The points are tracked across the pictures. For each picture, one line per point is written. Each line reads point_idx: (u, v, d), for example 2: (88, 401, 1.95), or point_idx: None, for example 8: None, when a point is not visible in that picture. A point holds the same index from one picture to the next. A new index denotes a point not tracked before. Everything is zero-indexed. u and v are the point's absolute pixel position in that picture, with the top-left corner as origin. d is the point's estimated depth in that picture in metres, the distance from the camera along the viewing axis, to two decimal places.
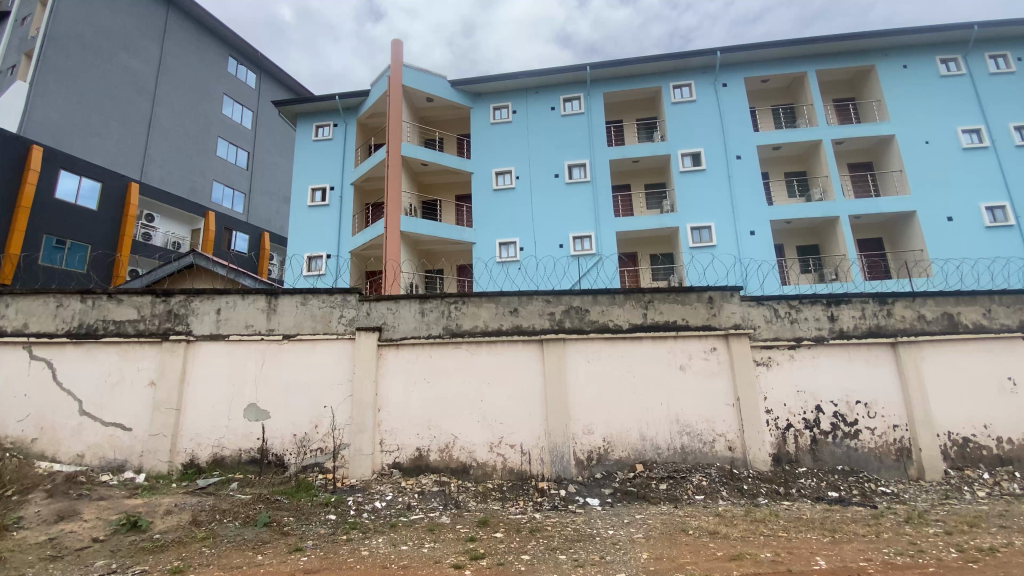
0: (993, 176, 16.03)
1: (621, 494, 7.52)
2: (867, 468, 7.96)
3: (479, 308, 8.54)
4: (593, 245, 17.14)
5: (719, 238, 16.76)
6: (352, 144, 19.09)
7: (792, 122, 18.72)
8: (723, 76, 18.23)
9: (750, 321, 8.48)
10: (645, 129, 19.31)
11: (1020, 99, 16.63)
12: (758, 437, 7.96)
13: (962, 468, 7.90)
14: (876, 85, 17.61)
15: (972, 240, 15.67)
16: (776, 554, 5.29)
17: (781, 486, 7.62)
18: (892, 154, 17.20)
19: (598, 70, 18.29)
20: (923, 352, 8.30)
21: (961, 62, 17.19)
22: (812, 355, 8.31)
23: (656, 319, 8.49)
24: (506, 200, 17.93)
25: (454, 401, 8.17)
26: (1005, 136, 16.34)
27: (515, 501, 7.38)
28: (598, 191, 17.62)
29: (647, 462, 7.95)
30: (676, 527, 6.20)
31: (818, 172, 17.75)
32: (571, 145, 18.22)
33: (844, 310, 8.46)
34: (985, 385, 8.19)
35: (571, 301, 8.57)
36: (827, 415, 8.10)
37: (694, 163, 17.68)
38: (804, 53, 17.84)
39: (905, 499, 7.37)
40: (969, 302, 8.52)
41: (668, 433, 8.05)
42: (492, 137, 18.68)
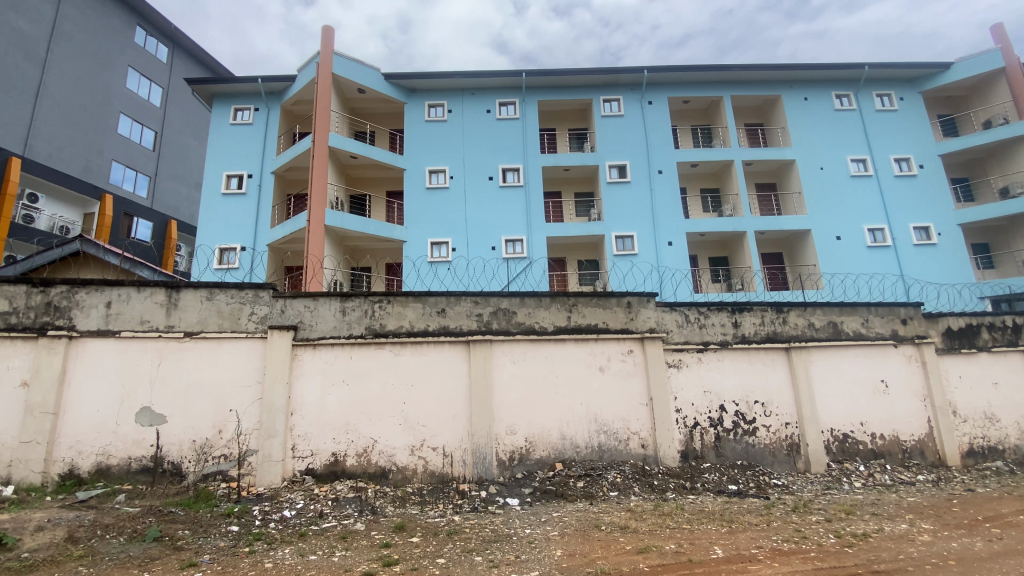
0: (875, 202, 18.12)
1: (541, 493, 7.65)
2: (762, 463, 8.67)
3: (404, 307, 8.36)
4: (524, 248, 17.38)
5: (641, 247, 17.62)
6: (275, 131, 18.03)
7: (709, 141, 20.10)
8: (650, 94, 19.23)
9: (664, 325, 8.97)
10: (576, 138, 19.92)
11: (899, 135, 18.94)
12: (668, 434, 8.42)
13: (842, 461, 8.84)
14: (781, 113, 19.35)
15: (857, 258, 17.60)
16: (679, 545, 5.61)
17: (687, 481, 8.11)
18: (792, 177, 18.95)
19: (533, 77, 18.61)
20: (811, 356, 9.20)
21: (853, 98, 19.32)
22: (717, 357, 8.94)
23: (579, 321, 8.75)
24: (439, 199, 17.71)
25: (374, 404, 7.91)
26: (887, 166, 18.53)
27: (434, 505, 7.26)
28: (531, 195, 17.92)
29: (566, 460, 8.15)
30: (590, 523, 6.39)
31: (730, 190, 19.20)
32: (505, 148, 18.37)
33: (746, 317, 9.20)
34: (863, 387, 9.21)
35: (499, 302, 8.60)
36: (729, 414, 8.74)
37: (620, 175, 18.47)
38: (722, 79, 19.24)
39: (793, 490, 8.11)
40: (850, 313, 9.55)
41: (587, 432, 8.31)
42: (426, 134, 18.39)
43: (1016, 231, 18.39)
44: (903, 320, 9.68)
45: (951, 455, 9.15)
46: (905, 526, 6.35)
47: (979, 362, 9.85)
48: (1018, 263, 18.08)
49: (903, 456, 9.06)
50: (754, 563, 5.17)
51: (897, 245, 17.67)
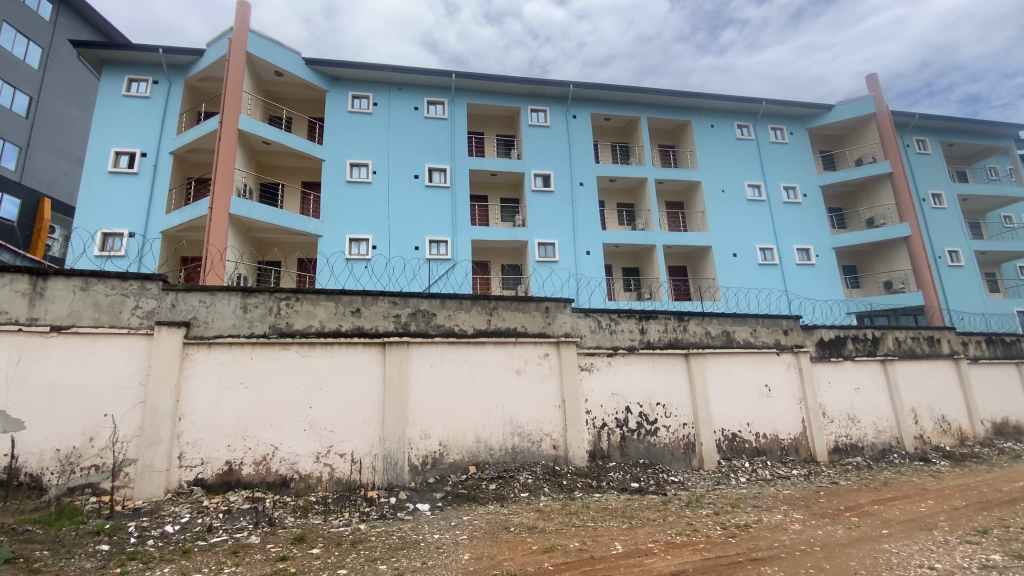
0: (767, 224, 20.14)
1: (452, 497, 7.57)
2: (662, 461, 9.25)
3: (315, 306, 7.95)
4: (448, 250, 17.25)
5: (561, 255, 18.16)
6: (176, 107, 16.43)
7: (626, 158, 21.23)
8: (575, 108, 19.94)
9: (578, 330, 9.30)
10: (503, 144, 20.16)
11: (788, 165, 21.20)
12: (578, 435, 8.74)
13: (730, 458, 9.68)
14: (690, 138, 20.92)
15: (751, 273, 19.43)
16: (583, 543, 5.83)
17: (594, 480, 8.45)
18: (697, 197, 20.53)
19: (463, 79, 18.57)
20: (707, 362, 10.00)
21: (751, 129, 21.37)
22: (625, 362, 9.44)
23: (499, 325, 8.83)
24: (360, 195, 17.07)
25: (276, 408, 7.43)
26: (777, 193, 20.67)
27: (339, 513, 6.92)
28: (456, 197, 17.85)
29: (480, 463, 8.17)
30: (499, 525, 6.45)
31: (643, 205, 20.39)
32: (432, 148, 18.14)
33: (651, 325, 9.81)
34: (751, 391, 10.17)
35: (418, 304, 8.45)
36: (634, 416, 9.25)
37: (545, 184, 18.94)
38: (641, 100, 20.43)
39: (688, 486, 8.73)
40: (741, 323, 10.52)
41: (501, 434, 8.39)
42: (349, 126, 17.67)
43: (878, 256, 21.31)
44: (785, 330, 10.81)
45: (820, 451, 10.35)
46: (780, 517, 7.09)
47: (845, 369, 11.25)
48: (878, 284, 20.92)
49: (781, 453, 10.09)
50: (650, 557, 5.49)
51: (783, 264, 19.75)
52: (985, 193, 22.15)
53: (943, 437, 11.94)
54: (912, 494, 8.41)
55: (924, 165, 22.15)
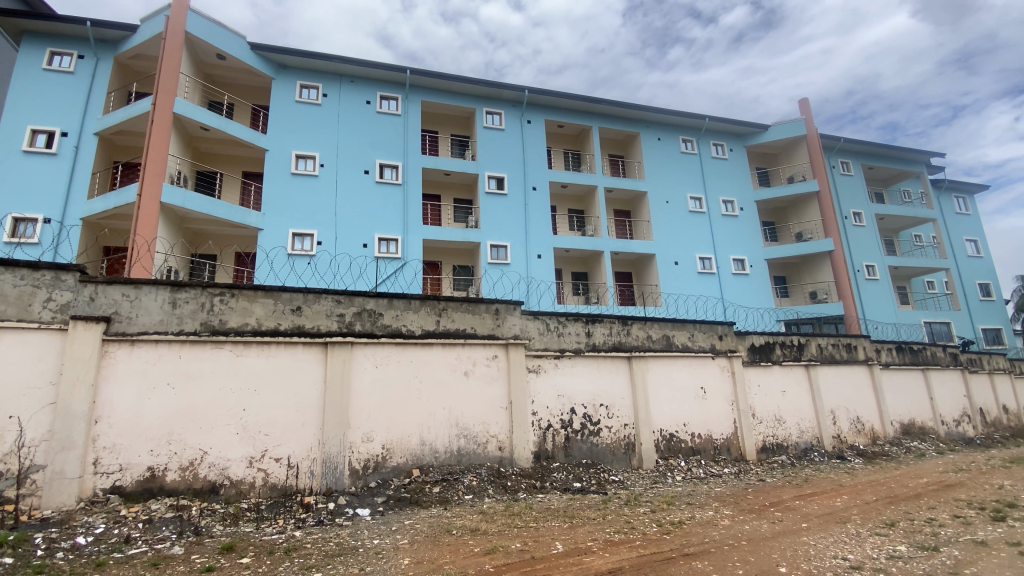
0: (707, 235, 21.19)
1: (394, 501, 7.42)
2: (603, 461, 9.50)
3: (252, 303, 7.60)
4: (397, 248, 16.94)
5: (513, 257, 18.29)
6: (103, 85, 15.19)
7: (578, 165, 21.69)
8: (529, 113, 20.16)
9: (527, 332, 9.40)
10: (457, 144, 20.05)
11: (728, 180, 22.41)
12: (523, 436, 8.83)
13: (667, 457, 10.08)
14: (638, 149, 21.68)
15: (692, 281, 20.35)
16: (524, 543, 5.89)
17: (538, 481, 8.55)
18: (643, 206, 21.28)
19: (418, 76, 18.32)
20: (648, 365, 10.38)
21: (695, 144, 22.44)
22: (571, 363, 9.65)
23: (448, 326, 8.77)
24: (306, 188, 16.45)
25: (206, 411, 7.02)
26: (717, 206, 21.81)
27: (273, 521, 6.62)
28: (408, 195, 17.58)
29: (424, 466, 8.06)
30: (440, 529, 6.39)
31: (593, 212, 20.90)
32: (384, 144, 17.78)
33: (597, 328, 10.09)
34: (689, 393, 10.66)
35: (364, 303, 8.25)
36: (578, 416, 9.47)
37: (498, 186, 19.01)
38: (593, 110, 20.95)
39: (627, 485, 9.01)
40: (680, 328, 11.01)
41: (446, 437, 8.33)
42: (296, 116, 17.00)
43: (804, 269, 22.89)
44: (720, 336, 11.41)
45: (749, 451, 10.98)
46: (712, 513, 7.47)
47: (773, 373, 12.01)
48: (805, 294, 22.48)
49: (714, 452, 10.62)
50: (589, 555, 5.63)
51: (721, 273, 20.85)
52: (898, 213, 24.28)
53: (858, 437, 12.98)
54: (830, 489, 9.10)
55: (847, 185, 24.04)
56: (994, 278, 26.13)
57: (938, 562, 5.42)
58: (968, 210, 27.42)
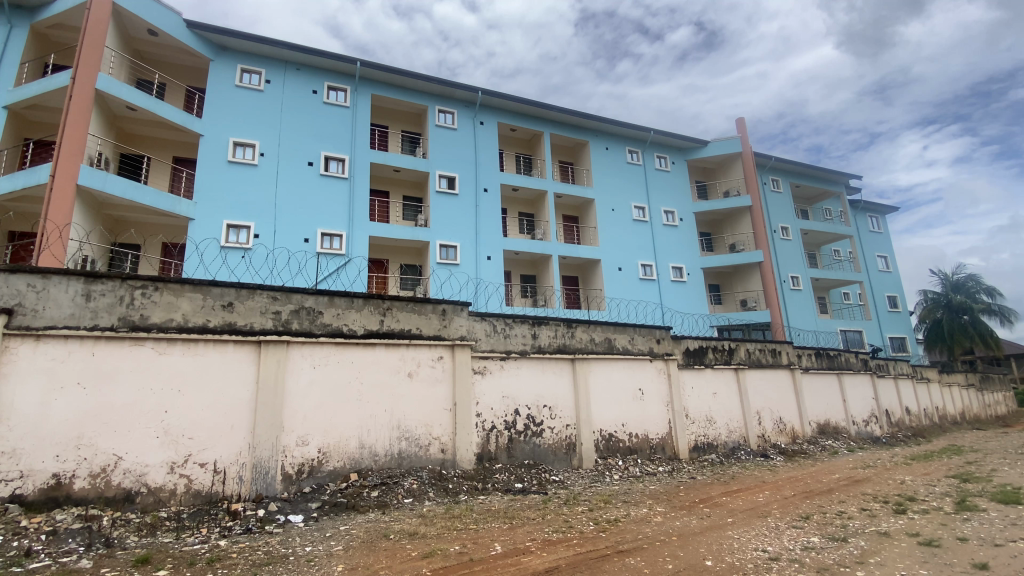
0: (650, 243, 22.04)
1: (330, 506, 7.15)
2: (545, 461, 9.65)
3: (178, 297, 7.13)
4: (342, 245, 16.42)
5: (462, 258, 18.20)
6: (15, 55, 13.75)
7: (529, 169, 21.93)
8: (481, 114, 20.16)
9: (473, 333, 9.39)
10: (408, 141, 19.71)
11: (670, 192, 23.43)
12: (467, 438, 8.81)
13: (606, 457, 10.38)
14: (587, 157, 22.23)
15: (634, 287, 21.09)
16: (462, 546, 5.87)
17: (479, 482, 8.52)
18: (590, 212, 21.82)
19: (369, 69, 17.87)
20: (591, 366, 10.68)
21: (640, 155, 23.31)
22: (516, 365, 9.76)
23: (392, 326, 8.60)
24: (244, 178, 15.61)
25: (123, 413, 6.50)
26: (659, 216, 22.76)
27: (195, 530, 6.22)
28: (355, 191, 17.10)
29: (362, 470, 7.86)
30: (378, 533, 6.26)
31: (542, 216, 21.19)
32: (331, 136, 17.19)
33: (543, 330, 10.26)
34: (628, 395, 11.06)
35: (302, 300, 7.94)
36: (522, 418, 9.58)
37: (449, 186, 18.86)
38: (545, 116, 21.26)
39: (567, 484, 9.18)
40: (621, 331, 11.38)
41: (387, 439, 8.18)
42: (235, 102, 16.09)
43: (737, 278, 24.30)
44: (657, 339, 11.90)
45: (682, 450, 11.50)
46: (646, 510, 7.76)
47: (705, 375, 12.67)
48: (736, 301, 23.93)
49: (650, 452, 11.04)
50: (527, 555, 5.69)
51: (661, 279, 21.76)
52: (820, 229, 26.29)
53: (780, 436, 13.92)
54: (753, 485, 9.72)
55: (777, 202, 25.78)
56: (900, 291, 28.83)
57: (846, 552, 5.90)
58: (880, 229, 30.10)
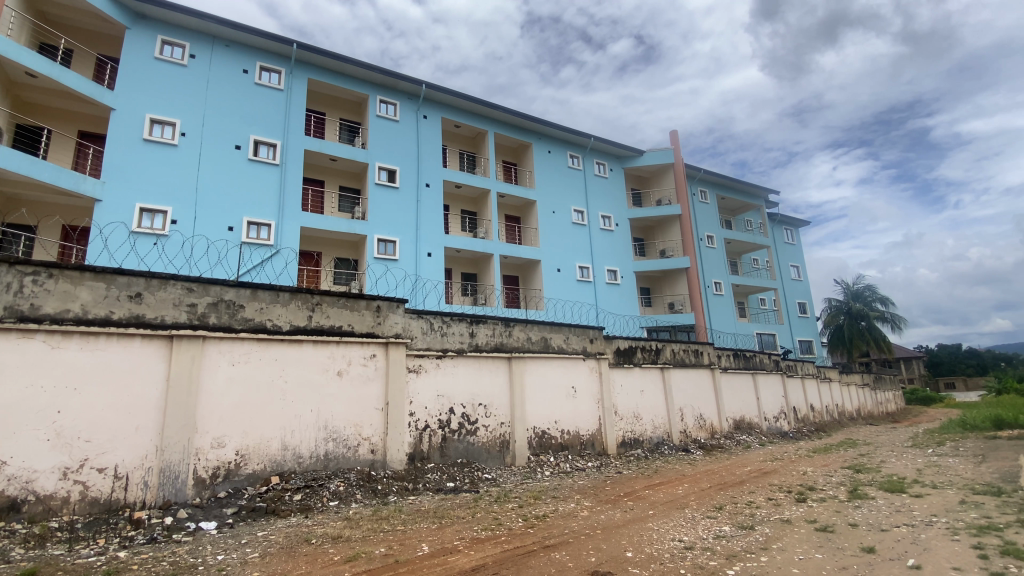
0: (587, 246, 22.68)
1: (247, 511, 6.75)
2: (478, 459, 9.66)
3: (76, 286, 6.48)
4: (270, 235, 15.57)
5: (401, 253, 17.83)
6: None
7: (472, 167, 21.85)
8: (425, 108, 19.82)
9: (409, 331, 9.22)
10: (346, 130, 19.03)
11: (608, 197, 24.25)
12: (398, 438, 8.65)
13: (539, 454, 10.57)
14: (530, 158, 22.51)
15: (571, 287, 21.60)
16: (388, 548, 5.75)
17: (410, 483, 8.35)
18: (532, 213, 22.12)
19: (307, 52, 17.06)
20: (526, 364, 10.84)
21: (581, 160, 23.93)
22: (453, 363, 9.71)
23: (321, 322, 8.26)
24: (162, 158, 14.39)
25: (7, 413, 5.81)
26: (597, 220, 23.48)
27: (91, 541, 5.65)
28: (287, 179, 16.27)
29: (285, 473, 7.50)
30: (299, 539, 6.00)
31: (484, 215, 21.20)
32: (262, 120, 16.25)
33: (480, 328, 10.27)
34: (561, 393, 11.34)
35: (222, 293, 7.46)
36: (456, 416, 9.55)
37: (389, 179, 18.41)
38: (489, 114, 21.26)
39: (499, 482, 9.22)
40: (557, 331, 11.64)
41: (313, 440, 7.88)
42: (154, 75, 14.78)
43: (667, 282, 25.53)
44: (591, 339, 12.28)
45: (611, 446, 11.93)
46: (573, 505, 7.98)
47: (634, 374, 13.23)
48: (665, 304, 25.14)
49: (581, 448, 11.37)
50: (454, 554, 5.67)
51: (597, 281, 22.45)
52: (742, 239, 28.21)
53: (700, 431, 14.79)
54: (674, 479, 10.26)
55: (705, 212, 27.36)
56: (809, 298, 31.52)
57: (752, 539, 6.39)
58: (793, 240, 32.74)
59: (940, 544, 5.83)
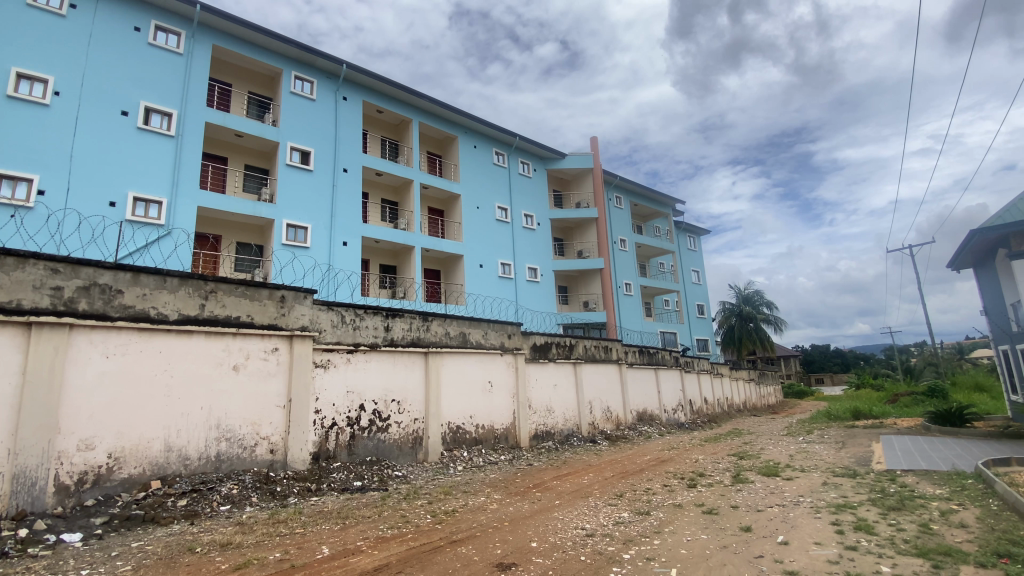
0: (509, 243, 22.92)
1: (120, 521, 6.03)
2: (388, 457, 9.40)
3: None
4: (161, 214, 14.02)
5: (313, 241, 16.89)
6: None
7: (394, 156, 21.18)
8: (345, 90, 18.86)
9: (317, 324, 8.75)
10: (255, 105, 17.62)
11: (531, 196, 24.68)
12: (301, 436, 8.20)
13: (452, 449, 10.52)
14: (454, 152, 22.28)
15: (492, 284, 21.73)
16: (284, 553, 5.43)
17: (313, 483, 7.92)
18: (455, 207, 21.94)
19: (212, 16, 15.51)
20: (443, 360, 10.76)
21: (506, 157, 24.11)
22: (365, 358, 9.40)
23: (215, 312, 7.59)
24: (28, 118, 12.42)
25: None
26: (519, 217, 23.81)
27: None
28: (184, 154, 14.75)
29: (168, 477, 6.82)
30: (181, 548, 5.48)
31: (405, 206, 20.65)
32: (156, 86, 14.57)
33: (396, 322, 10.01)
34: (478, 388, 11.39)
35: (96, 276, 6.61)
36: (366, 413, 9.25)
37: (302, 161, 17.31)
38: (413, 103, 20.71)
39: (409, 479, 9.03)
40: (476, 326, 11.66)
41: (203, 440, 7.24)
42: (20, 21, 12.69)
43: (583, 281, 26.55)
44: (508, 335, 12.45)
45: (523, 438, 12.20)
46: (483, 499, 8.07)
47: (548, 368, 13.64)
48: (580, 302, 26.17)
49: (494, 442, 11.48)
50: (356, 555, 5.48)
51: (517, 278, 22.80)
52: (652, 243, 30.06)
53: (607, 423, 15.57)
54: (580, 469, 10.73)
55: (619, 216, 28.80)
56: (707, 301, 34.34)
57: (647, 524, 6.85)
58: (696, 247, 35.47)
59: (805, 521, 6.63)
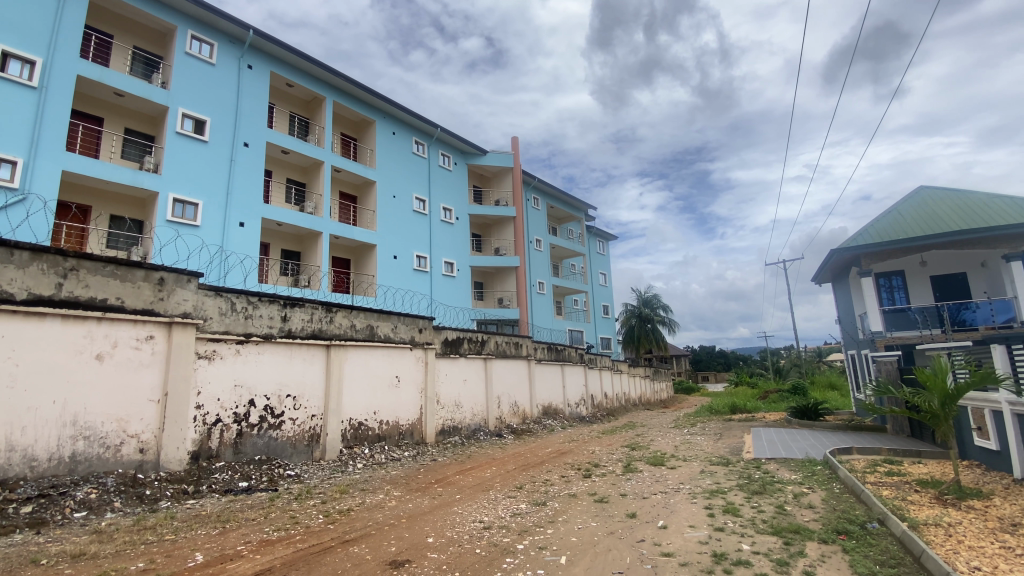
0: (424, 236, 22.49)
1: None
2: (280, 456, 8.84)
3: None
4: (13, 175, 11.96)
5: (204, 219, 15.36)
6: None
7: (304, 135, 19.89)
8: (250, 57, 17.35)
9: (202, 311, 8.00)
10: (141, 62, 15.63)
11: (450, 190, 24.43)
12: (178, 434, 7.44)
13: (352, 446, 10.15)
14: (371, 137, 21.41)
15: (405, 276, 21.21)
16: (149, 562, 4.91)
17: (190, 485, 7.22)
18: (369, 195, 21.10)
19: None
20: (347, 353, 10.34)
21: (425, 148, 23.64)
22: (257, 350, 8.76)
23: (76, 293, 6.66)
24: None
25: None
26: (437, 210, 23.47)
27: None
28: (48, 109, 12.72)
29: (8, 482, 5.86)
30: (19, 561, 4.75)
31: (314, 189, 19.48)
32: (15, 24, 12.35)
33: (296, 313, 9.44)
34: (383, 382, 11.07)
35: None
36: (257, 409, 8.64)
37: (196, 130, 15.66)
38: (328, 80, 19.57)
39: (303, 478, 8.55)
40: (385, 319, 11.35)
41: (55, 439, 6.31)
42: None
43: (498, 278, 26.82)
44: (419, 329, 12.25)
45: (429, 434, 12.09)
46: (381, 496, 7.87)
47: (458, 363, 13.63)
48: (495, 299, 26.43)
49: (398, 438, 11.25)
50: (235, 561, 5.11)
51: (432, 272, 22.48)
52: (565, 245, 31.14)
53: (513, 417, 15.90)
54: (484, 462, 10.88)
55: (536, 216, 29.49)
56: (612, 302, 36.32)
57: (542, 514, 7.13)
58: (604, 251, 37.33)
59: (683, 506, 7.28)
